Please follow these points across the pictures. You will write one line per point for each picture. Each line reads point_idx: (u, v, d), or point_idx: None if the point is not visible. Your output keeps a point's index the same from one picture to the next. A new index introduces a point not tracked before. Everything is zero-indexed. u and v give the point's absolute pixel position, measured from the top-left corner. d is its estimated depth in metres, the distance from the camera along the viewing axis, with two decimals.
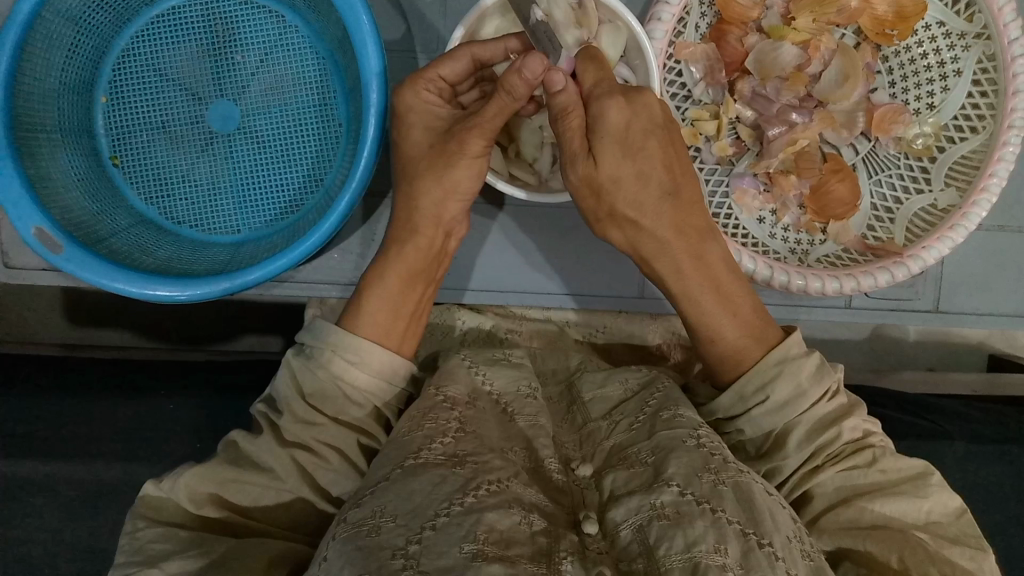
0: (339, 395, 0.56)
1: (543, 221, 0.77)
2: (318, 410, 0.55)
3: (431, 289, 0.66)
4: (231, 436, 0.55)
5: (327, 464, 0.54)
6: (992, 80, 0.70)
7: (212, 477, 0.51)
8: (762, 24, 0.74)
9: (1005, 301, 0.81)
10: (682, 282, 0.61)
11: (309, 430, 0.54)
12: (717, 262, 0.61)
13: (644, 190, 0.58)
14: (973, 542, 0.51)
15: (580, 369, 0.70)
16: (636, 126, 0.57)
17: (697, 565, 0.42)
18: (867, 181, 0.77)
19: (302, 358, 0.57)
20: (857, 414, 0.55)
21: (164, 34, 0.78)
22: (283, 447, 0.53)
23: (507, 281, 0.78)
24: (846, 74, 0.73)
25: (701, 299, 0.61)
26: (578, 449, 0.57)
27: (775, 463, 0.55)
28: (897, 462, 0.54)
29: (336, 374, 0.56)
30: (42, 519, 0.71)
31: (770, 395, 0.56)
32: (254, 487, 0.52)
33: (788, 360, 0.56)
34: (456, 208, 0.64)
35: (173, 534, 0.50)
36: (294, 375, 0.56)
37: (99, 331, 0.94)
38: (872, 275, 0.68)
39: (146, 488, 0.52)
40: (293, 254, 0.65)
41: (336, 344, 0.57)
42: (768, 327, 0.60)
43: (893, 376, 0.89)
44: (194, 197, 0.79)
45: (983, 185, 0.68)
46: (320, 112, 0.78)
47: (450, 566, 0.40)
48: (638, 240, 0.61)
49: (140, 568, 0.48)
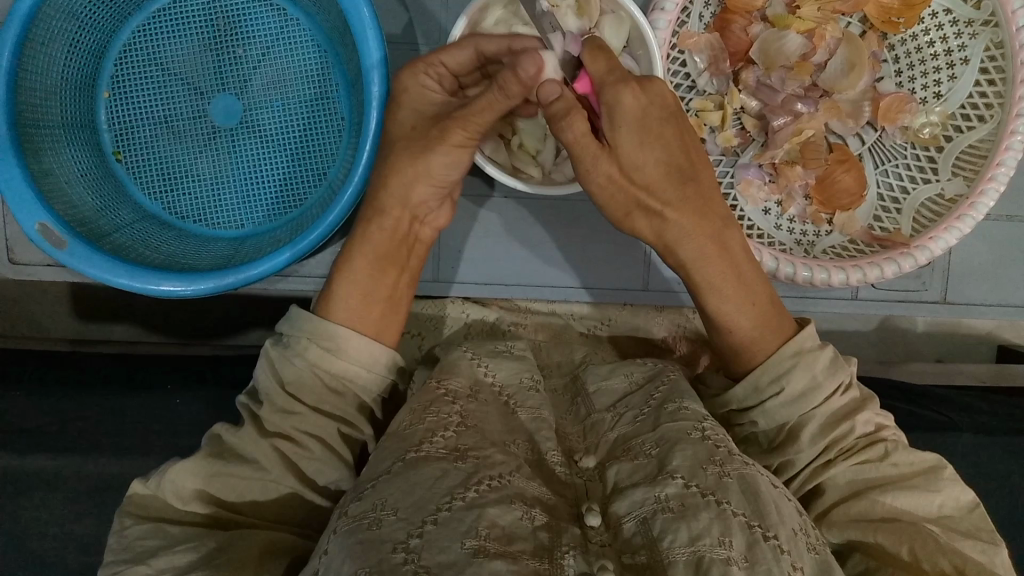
0: (315, 382, 0.55)
1: (544, 210, 0.76)
2: (294, 398, 0.55)
3: (410, 274, 0.64)
4: (214, 429, 0.54)
5: (309, 454, 0.54)
6: (1000, 68, 0.69)
7: (197, 473, 0.51)
8: (767, 13, 0.73)
9: (1014, 292, 0.80)
10: (704, 270, 0.59)
11: (289, 420, 0.54)
12: (736, 253, 0.59)
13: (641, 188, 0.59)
14: (987, 536, 0.50)
15: (586, 361, 0.71)
16: (645, 116, 0.56)
17: (701, 561, 0.42)
18: (873, 171, 0.77)
19: (280, 347, 0.57)
20: (870, 408, 0.55)
21: (166, 29, 0.77)
22: (264, 437, 0.53)
23: (506, 272, 0.77)
24: (852, 64, 0.73)
25: (721, 286, 0.59)
26: (582, 441, 0.56)
27: (787, 457, 0.55)
28: (908, 456, 0.54)
29: (312, 362, 0.56)
30: (50, 513, 0.72)
31: (786, 387, 0.55)
32: (239, 480, 0.52)
33: (803, 353, 0.56)
34: (426, 191, 0.62)
35: (161, 530, 0.50)
36: (271, 363, 0.56)
37: (104, 326, 0.94)
38: (879, 266, 0.68)
39: (133, 487, 0.52)
40: (294, 249, 0.65)
41: (312, 332, 0.57)
42: (779, 318, 0.59)
43: (902, 367, 0.88)
44: (196, 192, 0.79)
45: (990, 175, 0.68)
46: (322, 105, 0.78)
47: (452, 562, 0.40)
48: (663, 229, 0.59)
49: (129, 566, 0.48)
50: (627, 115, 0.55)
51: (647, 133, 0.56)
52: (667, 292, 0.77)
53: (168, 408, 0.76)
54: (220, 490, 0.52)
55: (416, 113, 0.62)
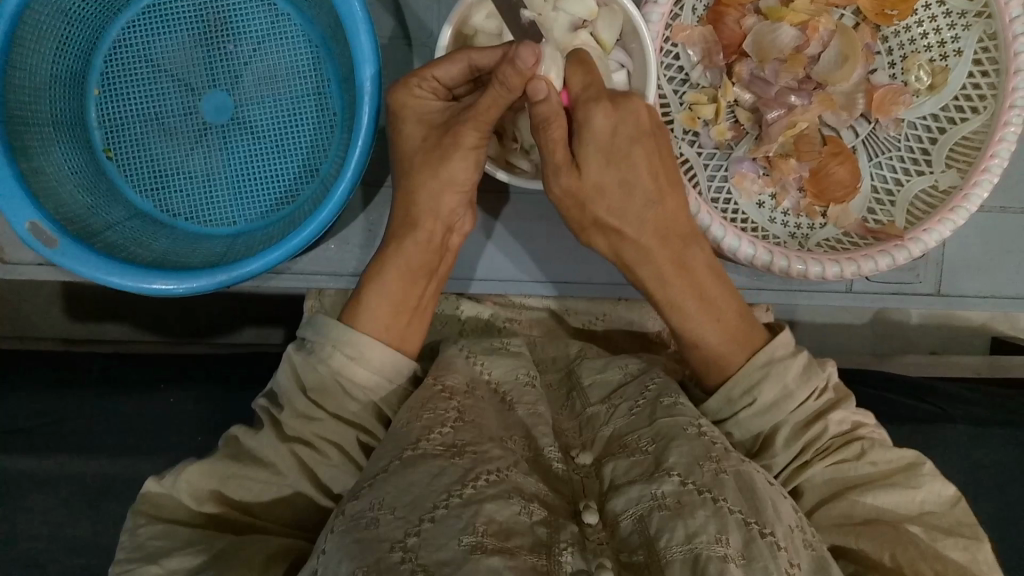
0: (339, 389, 0.55)
1: (541, 211, 0.76)
2: (318, 404, 0.55)
3: (434, 284, 0.65)
4: (232, 431, 0.55)
5: (327, 460, 0.54)
6: (993, 59, 0.69)
7: (213, 473, 0.52)
8: (760, 6, 0.73)
9: (1006, 283, 0.80)
10: (666, 289, 0.62)
11: (309, 426, 0.54)
12: (697, 272, 0.61)
13: (627, 201, 0.60)
14: (969, 531, 0.51)
15: (581, 356, 0.69)
16: (619, 132, 0.58)
17: (698, 557, 0.42)
18: (867, 163, 0.76)
19: (303, 351, 0.56)
20: (845, 407, 0.56)
21: (155, 24, 0.77)
22: (283, 441, 0.53)
23: (507, 273, 0.78)
24: (845, 56, 0.72)
25: (684, 303, 0.61)
26: (579, 436, 0.56)
27: (763, 463, 0.55)
28: (886, 453, 0.54)
29: (336, 369, 0.55)
30: (45, 513, 0.72)
31: (758, 398, 0.55)
32: (255, 483, 0.52)
33: (774, 361, 0.56)
34: (455, 200, 0.63)
35: (174, 532, 0.50)
36: (293, 368, 0.56)
37: (98, 325, 0.93)
38: (873, 258, 0.67)
39: (147, 486, 0.52)
40: (287, 246, 0.64)
41: (337, 339, 0.56)
42: (750, 333, 0.60)
43: (897, 359, 0.89)
44: (188, 189, 0.78)
45: (983, 167, 0.68)
46: (314, 101, 0.77)
47: (450, 559, 0.40)
48: (620, 246, 0.62)
49: (140, 565, 0.48)
50: (597, 135, 0.57)
51: (613, 154, 0.58)
52: None
53: (158, 408, 0.75)
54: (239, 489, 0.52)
55: (422, 126, 0.63)
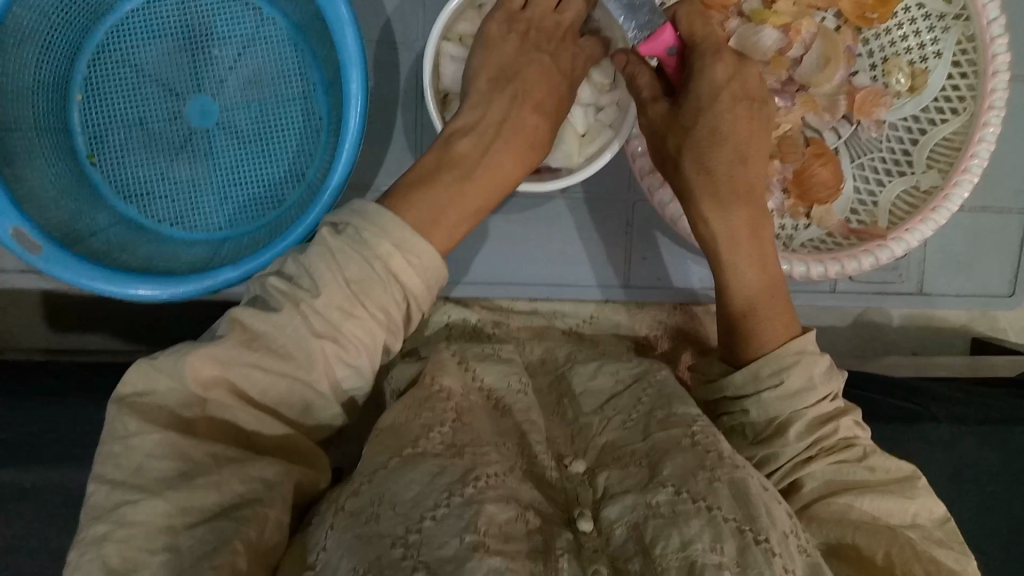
0: (387, 289, 0.50)
1: (591, 218, 0.80)
2: (360, 301, 0.49)
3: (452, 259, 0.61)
4: (235, 313, 0.49)
5: (350, 365, 0.50)
6: (972, 61, 0.71)
7: (220, 359, 0.47)
8: (743, 9, 0.73)
9: (983, 282, 0.82)
10: (735, 252, 0.61)
11: (347, 320, 0.49)
12: (765, 242, 0.62)
13: (721, 156, 0.60)
14: (958, 546, 0.52)
15: (570, 359, 0.69)
16: (729, 90, 0.61)
17: (693, 565, 0.42)
18: (850, 165, 0.77)
19: (346, 239, 0.51)
20: (852, 415, 0.57)
21: (138, 29, 0.76)
22: (311, 337, 0.48)
23: (537, 275, 0.81)
24: (827, 58, 0.73)
25: (740, 264, 0.61)
26: (570, 445, 0.55)
27: (773, 449, 0.55)
28: (887, 461, 0.55)
29: (388, 267, 0.50)
30: (23, 524, 0.70)
31: (786, 380, 0.56)
32: (264, 375, 0.48)
33: (806, 353, 0.57)
34: None
35: (178, 451, 0.44)
36: (337, 257, 0.50)
37: (81, 334, 0.92)
38: (856, 259, 0.68)
39: (134, 364, 0.47)
40: (273, 250, 0.64)
41: (397, 238, 0.51)
42: (791, 319, 0.60)
43: (879, 360, 0.89)
44: (172, 194, 0.78)
45: (965, 166, 0.69)
46: (300, 106, 0.77)
47: (452, 556, 0.40)
48: (693, 202, 0.61)
49: (141, 497, 0.43)
50: (717, 83, 0.60)
51: (719, 108, 0.60)
52: (695, 290, 0.82)
53: None
54: (245, 421, 0.48)
55: None
